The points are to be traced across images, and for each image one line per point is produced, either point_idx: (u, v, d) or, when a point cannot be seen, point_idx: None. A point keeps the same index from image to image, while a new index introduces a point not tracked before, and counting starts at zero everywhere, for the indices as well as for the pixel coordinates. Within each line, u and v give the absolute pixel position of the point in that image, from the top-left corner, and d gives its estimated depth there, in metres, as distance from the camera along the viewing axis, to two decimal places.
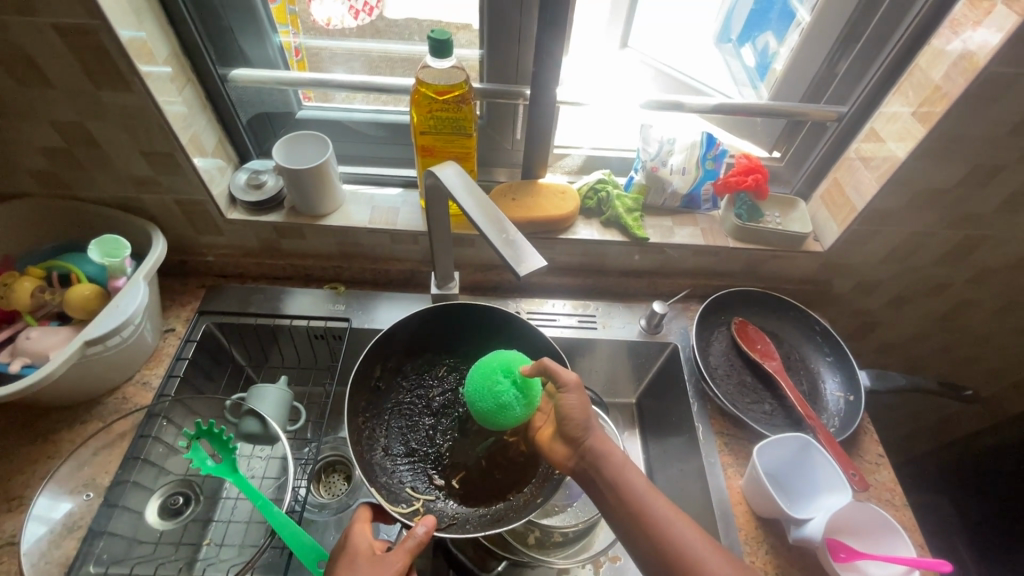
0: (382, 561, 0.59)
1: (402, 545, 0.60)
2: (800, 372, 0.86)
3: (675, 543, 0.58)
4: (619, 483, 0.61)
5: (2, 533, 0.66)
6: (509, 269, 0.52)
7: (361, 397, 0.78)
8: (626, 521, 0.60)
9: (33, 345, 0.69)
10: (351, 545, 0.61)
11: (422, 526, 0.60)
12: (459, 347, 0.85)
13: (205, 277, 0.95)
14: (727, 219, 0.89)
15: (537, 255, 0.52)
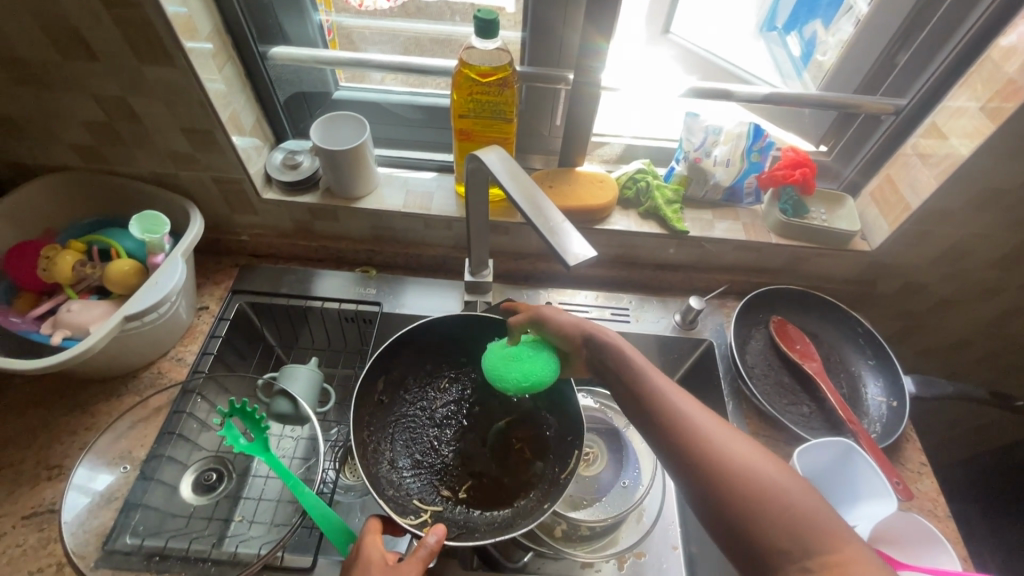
0: (396, 569, 0.57)
1: (416, 553, 0.58)
2: (840, 374, 0.83)
3: (714, 451, 0.49)
4: (641, 390, 0.56)
5: (43, 500, 0.68)
6: (556, 257, 0.50)
7: (366, 411, 0.76)
8: (659, 437, 0.53)
9: (74, 318, 0.70)
10: (364, 556, 0.59)
11: (433, 535, 0.59)
12: (462, 355, 0.84)
13: (239, 256, 0.95)
14: (771, 214, 0.86)
15: (586, 244, 0.50)
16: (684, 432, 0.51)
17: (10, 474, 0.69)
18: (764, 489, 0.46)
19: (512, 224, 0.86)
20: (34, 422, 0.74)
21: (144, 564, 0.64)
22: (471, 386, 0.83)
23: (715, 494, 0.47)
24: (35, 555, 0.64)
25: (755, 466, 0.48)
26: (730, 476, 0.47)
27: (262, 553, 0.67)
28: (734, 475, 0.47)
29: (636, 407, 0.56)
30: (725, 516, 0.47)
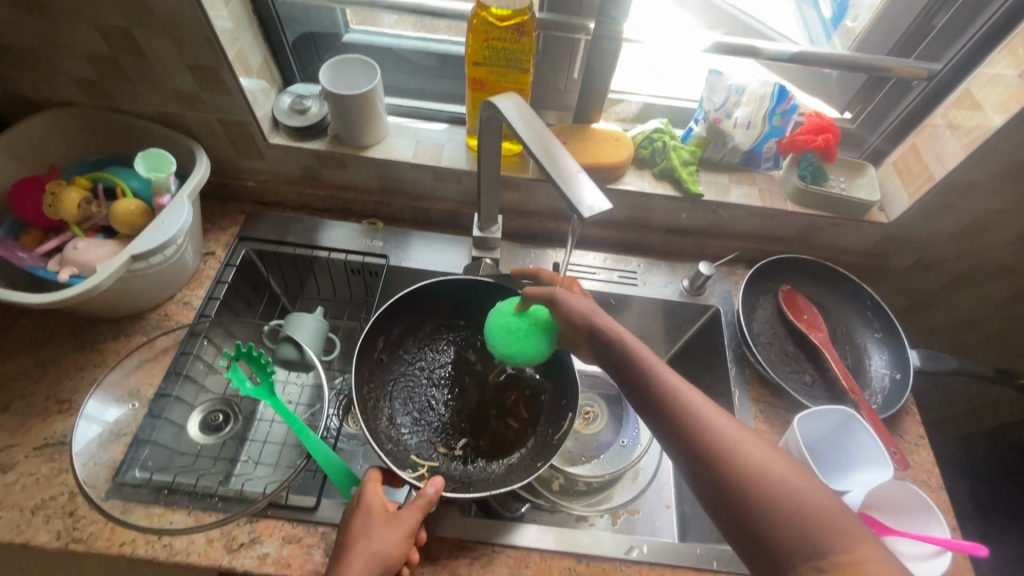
0: (395, 518, 0.59)
1: (414, 502, 0.60)
2: (846, 346, 0.83)
3: (735, 454, 0.49)
4: (656, 389, 0.55)
5: (54, 433, 0.69)
6: (570, 210, 0.49)
7: (367, 369, 0.76)
8: (675, 438, 0.52)
9: (81, 256, 0.69)
10: (364, 504, 0.61)
11: (431, 486, 0.60)
12: (460, 313, 0.83)
13: (244, 203, 0.94)
14: (789, 180, 0.83)
15: (602, 197, 0.48)
16: (703, 432, 0.51)
17: (22, 407, 0.71)
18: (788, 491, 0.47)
19: (523, 180, 0.84)
20: (43, 358, 0.75)
21: (154, 496, 0.66)
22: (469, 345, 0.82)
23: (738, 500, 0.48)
24: (47, 484, 0.66)
25: (776, 469, 0.48)
26: (753, 481, 0.48)
27: (267, 491, 0.68)
28: (757, 478, 0.48)
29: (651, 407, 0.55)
30: (747, 520, 0.47)
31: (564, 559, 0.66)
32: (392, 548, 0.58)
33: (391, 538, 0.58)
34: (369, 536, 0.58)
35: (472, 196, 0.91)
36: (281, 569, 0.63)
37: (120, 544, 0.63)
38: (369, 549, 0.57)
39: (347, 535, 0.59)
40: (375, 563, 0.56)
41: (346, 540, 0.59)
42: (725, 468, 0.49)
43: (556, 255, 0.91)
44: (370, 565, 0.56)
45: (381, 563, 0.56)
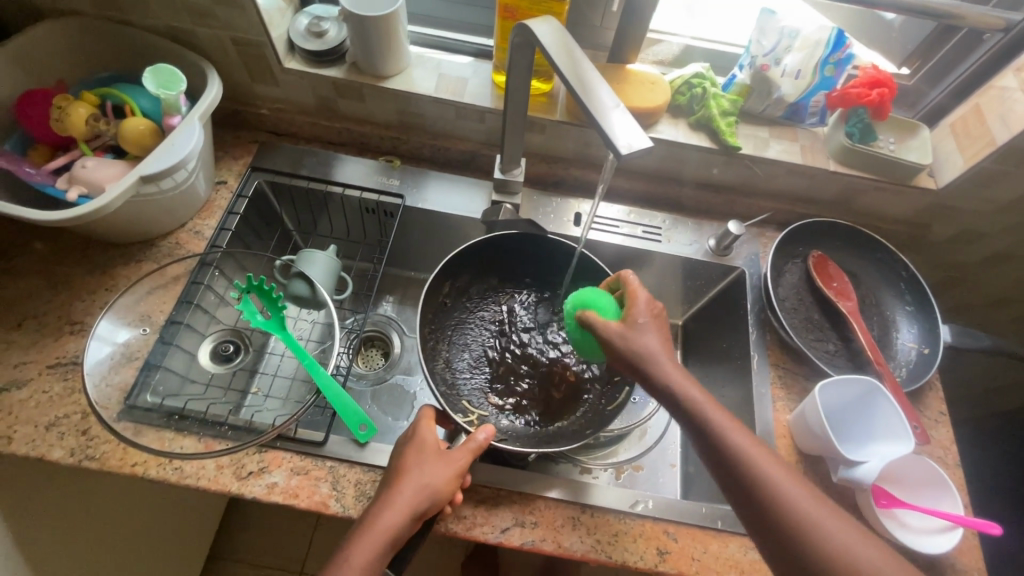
0: (446, 456, 0.60)
1: (465, 445, 0.61)
2: (874, 317, 0.80)
3: (805, 522, 0.48)
4: (729, 453, 0.50)
5: (66, 353, 0.69)
6: (606, 146, 0.46)
7: (431, 311, 0.77)
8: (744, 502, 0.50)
9: (89, 174, 0.67)
10: (418, 437, 0.62)
11: (482, 432, 0.62)
12: (524, 271, 0.82)
13: (258, 132, 0.90)
14: (834, 137, 0.78)
15: (642, 136, 0.45)
16: (771, 504, 0.49)
17: (34, 326, 0.70)
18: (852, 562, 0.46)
19: (550, 123, 0.80)
20: (54, 278, 0.74)
21: (165, 421, 0.66)
22: (533, 304, 0.82)
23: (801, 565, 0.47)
24: (61, 401, 0.66)
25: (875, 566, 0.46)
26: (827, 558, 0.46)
27: (276, 424, 0.68)
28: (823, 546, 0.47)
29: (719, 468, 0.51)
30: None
31: (570, 509, 0.66)
32: (444, 484, 0.58)
33: (443, 473, 0.59)
34: (420, 468, 0.59)
35: (494, 137, 0.87)
36: (288, 499, 0.64)
37: (132, 464, 0.63)
38: (420, 480, 0.58)
39: (399, 464, 0.60)
40: (424, 494, 0.57)
41: (397, 468, 0.60)
42: (791, 537, 0.48)
43: (578, 205, 0.87)
44: (420, 495, 0.57)
45: (429, 496, 0.57)
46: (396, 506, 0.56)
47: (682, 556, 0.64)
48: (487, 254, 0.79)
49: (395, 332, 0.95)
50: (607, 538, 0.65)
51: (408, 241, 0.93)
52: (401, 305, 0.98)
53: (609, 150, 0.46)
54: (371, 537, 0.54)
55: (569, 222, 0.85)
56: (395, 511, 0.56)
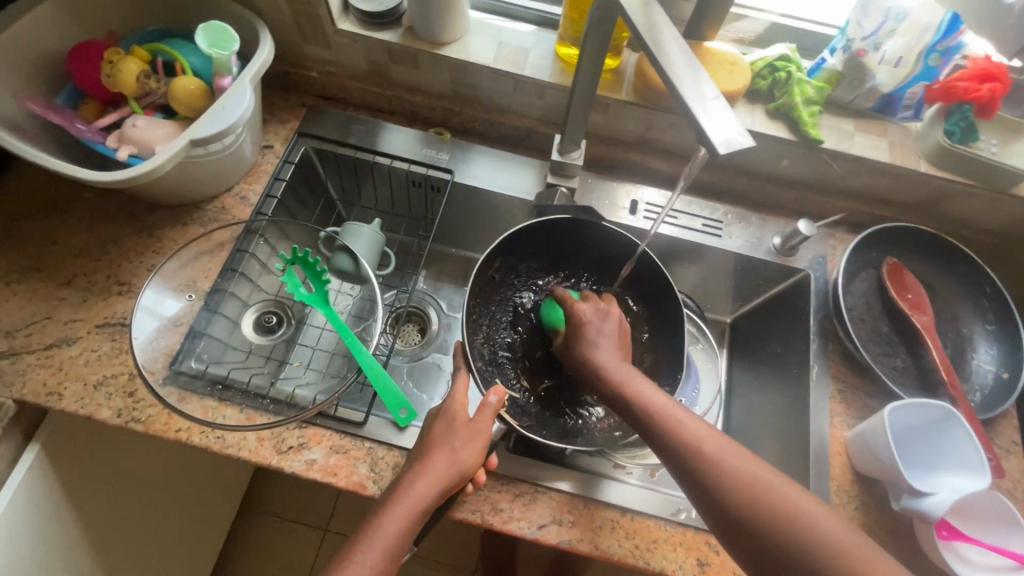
0: (470, 428, 0.59)
1: (483, 413, 0.60)
2: (949, 333, 0.74)
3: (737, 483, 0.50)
4: (648, 410, 0.54)
5: (114, 313, 0.69)
6: (699, 142, 0.43)
7: (477, 288, 0.73)
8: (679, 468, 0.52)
9: (140, 134, 0.65)
10: (447, 410, 0.61)
11: (494, 395, 0.61)
12: (575, 253, 0.77)
13: (306, 96, 0.87)
14: (930, 135, 0.70)
15: (743, 134, 0.42)
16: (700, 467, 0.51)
17: (84, 284, 0.71)
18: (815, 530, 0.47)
19: (614, 102, 0.75)
20: (103, 237, 0.74)
21: (209, 389, 0.66)
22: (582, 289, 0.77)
23: (759, 540, 0.48)
24: (109, 361, 0.66)
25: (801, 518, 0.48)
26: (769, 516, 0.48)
27: (318, 400, 0.68)
28: (780, 518, 0.48)
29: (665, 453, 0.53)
30: (761, 553, 0.48)
31: (609, 510, 0.64)
32: (473, 456, 0.57)
33: (471, 445, 0.58)
34: (451, 441, 0.58)
35: (552, 113, 0.82)
36: (327, 476, 0.64)
37: (176, 430, 0.64)
38: (452, 453, 0.57)
39: (428, 437, 0.59)
40: (455, 468, 0.56)
41: (427, 442, 0.58)
42: (731, 502, 0.49)
43: (634, 191, 0.82)
44: (451, 468, 0.56)
45: (460, 470, 0.56)
46: (428, 479, 0.55)
47: (722, 569, 0.62)
48: (539, 236, 0.74)
49: (433, 308, 0.92)
50: (645, 544, 0.63)
51: (454, 216, 0.90)
52: (436, 279, 0.96)
53: (703, 147, 0.43)
54: (402, 508, 0.53)
55: (623, 208, 0.80)
56: (427, 483, 0.55)
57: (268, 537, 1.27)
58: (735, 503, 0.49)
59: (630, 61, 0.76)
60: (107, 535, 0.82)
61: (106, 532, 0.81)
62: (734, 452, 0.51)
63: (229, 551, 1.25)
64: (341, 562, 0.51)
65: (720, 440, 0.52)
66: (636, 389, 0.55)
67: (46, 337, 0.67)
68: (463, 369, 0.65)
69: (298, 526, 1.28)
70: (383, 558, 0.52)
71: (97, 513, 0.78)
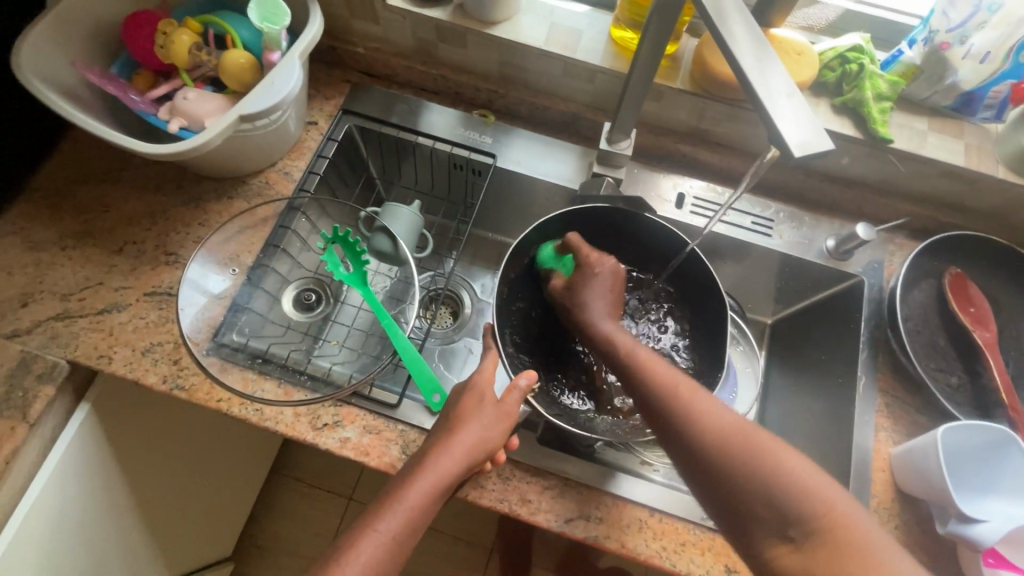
0: (498, 412, 0.59)
1: (509, 397, 0.60)
2: (1012, 352, 0.70)
3: (719, 429, 0.50)
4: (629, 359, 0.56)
5: (161, 282, 0.71)
6: (773, 142, 0.41)
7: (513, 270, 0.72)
8: (665, 425, 0.52)
9: (191, 107, 0.66)
10: (475, 385, 0.60)
11: (524, 377, 0.60)
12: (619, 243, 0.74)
13: (351, 72, 0.86)
14: (1013, 139, 0.66)
15: (822, 137, 0.40)
16: (678, 410, 0.51)
17: (133, 252, 0.72)
18: (789, 478, 0.46)
19: (669, 91, 0.72)
20: (151, 207, 0.75)
21: (249, 362, 0.68)
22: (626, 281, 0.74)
23: (719, 474, 0.48)
24: (155, 329, 0.68)
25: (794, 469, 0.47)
26: (754, 463, 0.47)
27: (353, 380, 0.69)
28: (751, 456, 0.48)
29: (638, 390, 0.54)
30: (735, 501, 0.48)
31: (637, 510, 0.63)
32: (498, 437, 0.58)
33: (496, 428, 0.58)
34: (480, 419, 0.58)
35: (601, 99, 0.80)
36: (360, 455, 0.65)
37: (217, 400, 0.65)
38: (480, 432, 0.57)
39: (455, 412, 0.59)
40: (481, 447, 0.56)
41: (455, 416, 0.58)
42: (707, 452, 0.49)
43: (681, 183, 0.79)
44: (476, 447, 0.56)
45: (484, 451, 0.56)
46: (454, 455, 0.55)
47: None
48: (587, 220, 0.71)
49: (466, 292, 0.92)
50: (673, 546, 0.62)
51: (493, 201, 0.89)
52: (470, 262, 0.95)
53: (777, 146, 0.41)
54: (432, 491, 0.53)
55: (668, 201, 0.78)
56: (453, 458, 0.55)
57: (294, 501, 1.31)
58: (711, 456, 0.49)
59: (689, 46, 0.73)
60: (148, 492, 0.86)
61: (148, 487, 0.85)
62: (694, 388, 0.52)
63: (258, 512, 1.30)
64: (364, 528, 0.51)
65: (690, 386, 0.53)
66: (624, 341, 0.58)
67: (98, 302, 0.69)
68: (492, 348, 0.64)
69: (323, 493, 1.32)
70: (405, 528, 0.52)
71: (141, 470, 0.82)
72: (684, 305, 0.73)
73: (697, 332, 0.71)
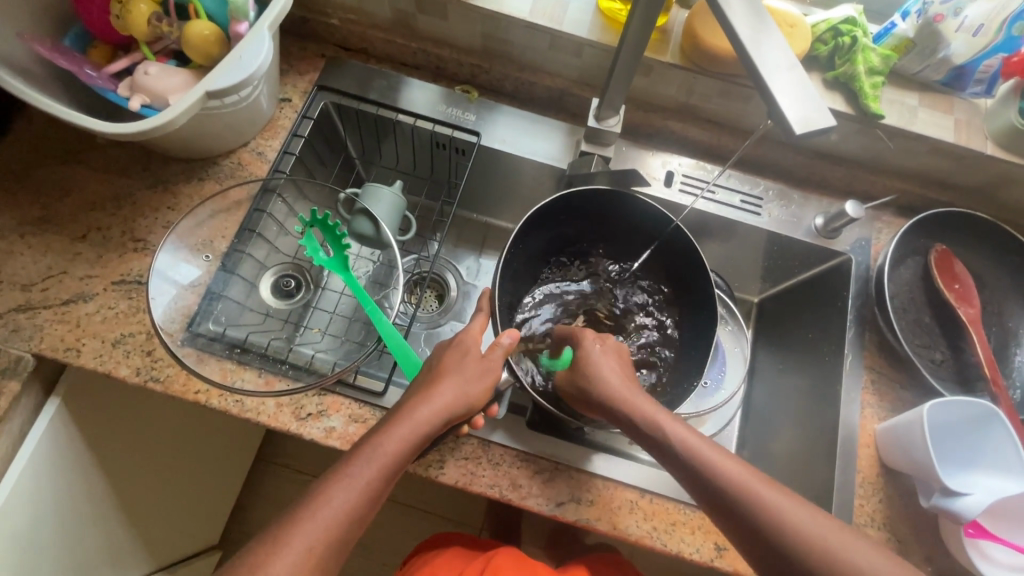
0: (485, 366, 0.57)
1: (492, 354, 0.58)
2: (993, 327, 0.71)
3: (767, 512, 0.47)
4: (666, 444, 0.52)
5: (130, 270, 0.67)
6: (774, 118, 0.40)
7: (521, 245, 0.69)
8: (715, 507, 0.49)
9: (153, 83, 0.62)
10: (460, 342, 0.59)
11: (508, 337, 0.58)
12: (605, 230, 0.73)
13: (326, 46, 0.82)
14: (1002, 114, 0.66)
15: (824, 113, 0.39)
16: (731, 495, 0.48)
17: (98, 238, 0.68)
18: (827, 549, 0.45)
19: (659, 65, 0.70)
20: (116, 191, 0.71)
21: (227, 352, 0.65)
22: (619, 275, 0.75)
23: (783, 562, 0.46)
24: (126, 320, 0.65)
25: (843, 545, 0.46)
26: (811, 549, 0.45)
27: (337, 367, 0.67)
28: (803, 545, 0.46)
29: (691, 482, 0.50)
30: None
31: (628, 491, 0.63)
32: (478, 393, 0.56)
33: (482, 384, 0.56)
34: (460, 375, 0.56)
35: (589, 74, 0.77)
36: (346, 445, 0.63)
37: (195, 392, 0.63)
38: (461, 387, 0.55)
39: (437, 365, 0.58)
40: (462, 401, 0.55)
41: (437, 370, 0.57)
42: (764, 533, 0.47)
43: (670, 160, 0.77)
44: (458, 399, 0.55)
45: (467, 403, 0.55)
46: (435, 420, 0.53)
47: (740, 555, 0.62)
48: (577, 206, 0.69)
49: (452, 274, 0.90)
50: (664, 526, 0.62)
51: (478, 180, 0.86)
52: (455, 244, 0.93)
53: (777, 123, 0.40)
54: None
55: (657, 178, 0.76)
56: (431, 409, 0.53)
57: (282, 486, 1.30)
58: (762, 531, 0.47)
59: (679, 18, 0.70)
60: (124, 486, 0.83)
61: (126, 480, 0.83)
62: (738, 466, 0.50)
63: (244, 499, 1.29)
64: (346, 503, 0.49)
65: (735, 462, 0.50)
66: (646, 412, 0.54)
67: (63, 292, 0.65)
68: (484, 310, 0.63)
69: (310, 478, 1.31)
70: (380, 475, 0.50)
71: (116, 464, 0.79)
72: (678, 292, 0.72)
73: (686, 321, 0.70)
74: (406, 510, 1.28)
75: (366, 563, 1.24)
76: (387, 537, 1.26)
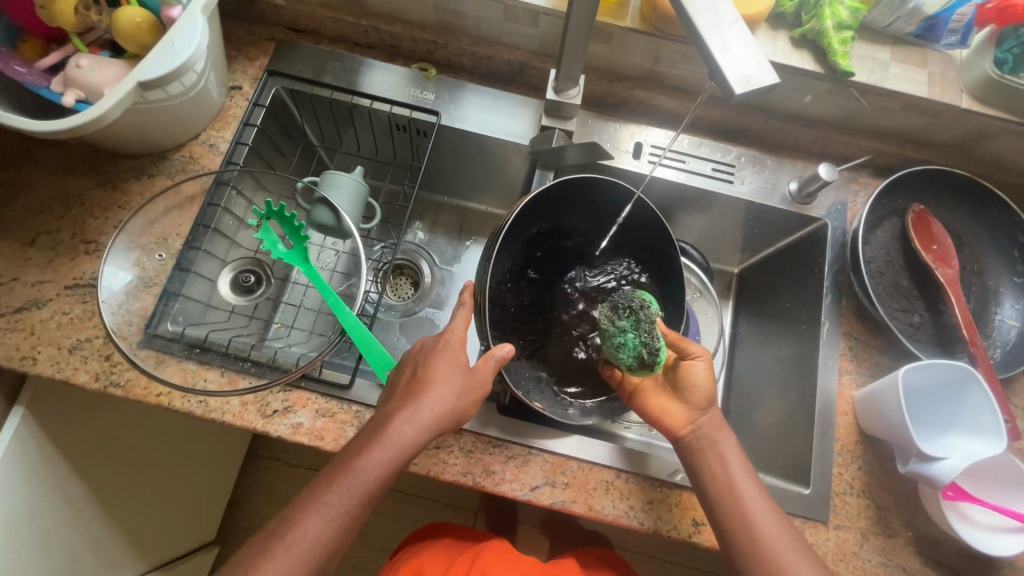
0: (471, 377, 0.55)
1: (485, 363, 0.55)
2: (974, 287, 0.69)
3: None
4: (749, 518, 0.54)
5: (83, 273, 0.65)
6: (716, 79, 0.38)
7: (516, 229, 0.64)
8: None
9: (84, 76, 0.59)
10: (446, 344, 0.56)
11: (503, 348, 0.55)
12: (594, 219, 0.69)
13: (275, 28, 0.79)
14: (977, 65, 0.63)
15: (766, 70, 0.37)
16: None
17: (49, 243, 0.66)
18: None
19: (619, 31, 0.67)
20: (65, 190, 0.69)
21: (187, 352, 0.63)
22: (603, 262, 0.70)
23: None
24: (82, 324, 0.63)
25: None
26: None
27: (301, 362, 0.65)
28: None
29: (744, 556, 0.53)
30: None
31: (603, 472, 0.63)
32: (467, 407, 0.54)
33: (461, 387, 0.54)
34: (448, 382, 0.54)
35: (548, 44, 0.74)
36: (314, 440, 0.62)
37: (156, 395, 0.61)
38: (447, 399, 0.53)
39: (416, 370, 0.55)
40: (450, 414, 0.53)
41: (422, 379, 0.54)
42: None
43: (639, 131, 0.74)
44: (445, 412, 0.53)
45: (453, 418, 0.53)
46: (409, 414, 0.52)
47: None
48: (591, 196, 0.66)
49: (425, 261, 0.88)
50: (641, 505, 0.62)
51: (444, 164, 0.84)
52: (428, 229, 0.91)
53: (718, 84, 0.38)
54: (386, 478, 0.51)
55: (625, 151, 0.73)
56: (410, 425, 0.51)
57: (275, 480, 1.29)
58: None
59: None
60: (103, 493, 0.82)
61: (104, 486, 0.82)
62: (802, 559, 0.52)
63: (237, 494, 1.28)
64: (313, 503, 0.48)
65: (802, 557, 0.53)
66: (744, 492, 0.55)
67: (15, 299, 0.63)
68: (467, 304, 0.60)
69: (304, 470, 1.31)
70: (340, 484, 0.49)
71: (90, 471, 0.78)
72: (651, 278, 0.70)
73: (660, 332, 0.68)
74: (400, 497, 1.28)
75: (363, 551, 1.24)
76: (384, 524, 1.26)
